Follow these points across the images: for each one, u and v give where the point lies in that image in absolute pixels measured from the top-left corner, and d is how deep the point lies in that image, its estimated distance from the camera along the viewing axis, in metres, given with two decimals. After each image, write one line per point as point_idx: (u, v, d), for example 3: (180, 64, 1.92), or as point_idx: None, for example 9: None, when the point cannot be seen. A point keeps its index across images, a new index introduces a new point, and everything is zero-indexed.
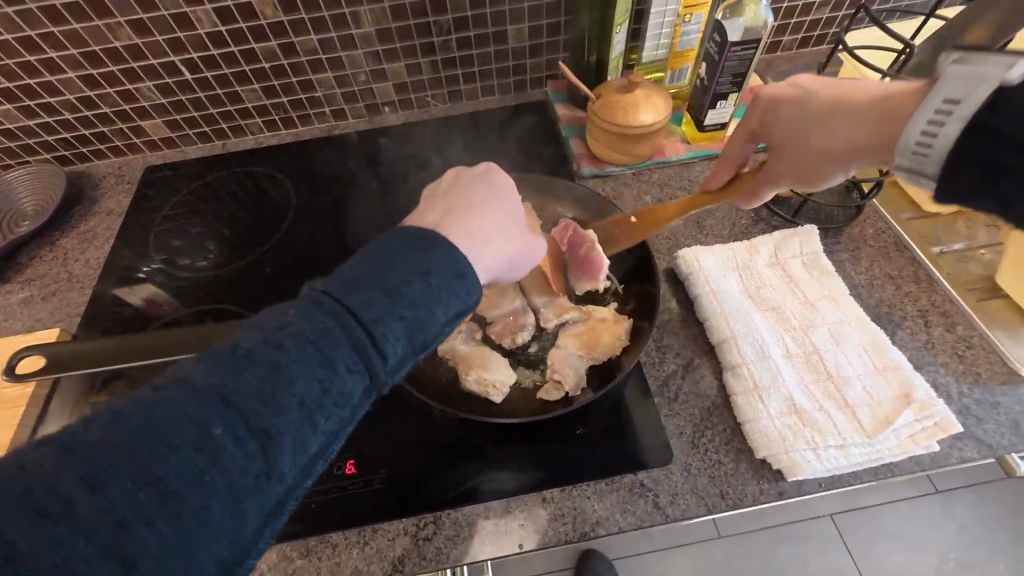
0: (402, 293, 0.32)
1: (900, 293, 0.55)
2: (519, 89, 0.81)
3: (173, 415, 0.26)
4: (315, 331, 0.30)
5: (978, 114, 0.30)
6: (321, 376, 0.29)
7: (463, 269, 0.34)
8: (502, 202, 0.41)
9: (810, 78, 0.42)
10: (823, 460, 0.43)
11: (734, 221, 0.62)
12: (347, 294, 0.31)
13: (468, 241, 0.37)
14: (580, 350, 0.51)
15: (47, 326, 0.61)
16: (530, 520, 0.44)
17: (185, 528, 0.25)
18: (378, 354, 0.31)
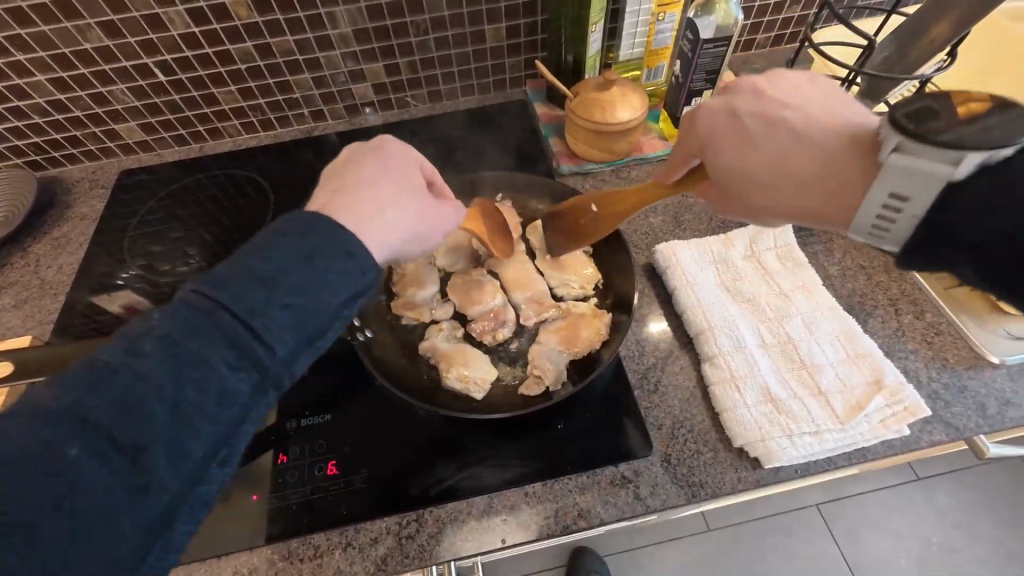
0: (280, 283, 0.32)
1: (871, 283, 0.56)
2: (499, 88, 0.81)
3: (22, 442, 0.26)
4: (184, 332, 0.30)
5: (929, 211, 0.33)
6: (194, 378, 0.29)
7: (350, 247, 0.34)
8: (393, 173, 0.42)
9: (762, 110, 0.40)
10: (798, 447, 0.44)
11: (711, 216, 0.63)
12: (216, 289, 0.31)
13: (359, 216, 0.38)
14: (559, 344, 0.53)
15: (20, 334, 0.59)
16: (513, 515, 0.44)
17: (60, 546, 0.26)
18: (260, 345, 0.31)
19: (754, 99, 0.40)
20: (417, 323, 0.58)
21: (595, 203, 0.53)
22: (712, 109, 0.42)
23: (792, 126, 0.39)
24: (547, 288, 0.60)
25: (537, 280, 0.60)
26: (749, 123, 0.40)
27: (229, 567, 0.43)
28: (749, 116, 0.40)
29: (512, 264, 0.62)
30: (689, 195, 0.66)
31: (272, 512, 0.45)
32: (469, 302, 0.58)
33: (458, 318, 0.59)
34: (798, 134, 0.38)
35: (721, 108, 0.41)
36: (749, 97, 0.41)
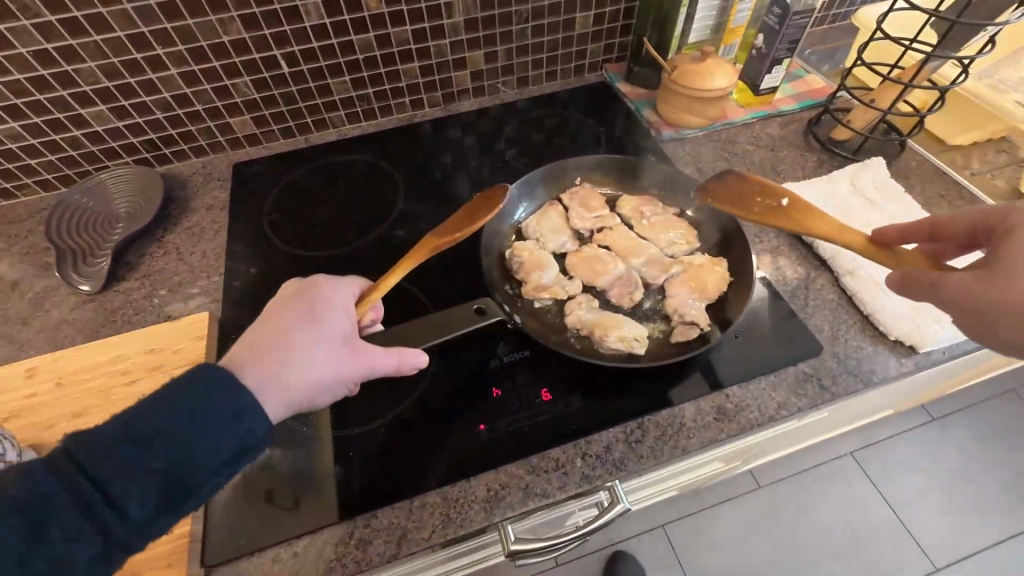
0: (170, 437, 0.34)
1: (953, 207, 0.66)
2: (579, 73, 0.88)
3: None
4: (47, 498, 0.32)
5: None
6: (46, 542, 0.31)
7: (240, 410, 0.36)
8: (333, 314, 0.43)
9: None
10: (947, 331, 0.52)
11: (803, 165, 0.73)
12: (78, 451, 0.33)
13: (268, 361, 0.39)
14: (693, 294, 0.56)
15: (186, 313, 0.61)
16: (722, 414, 0.50)
17: None
18: (117, 513, 0.33)
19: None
20: (551, 300, 0.58)
21: (791, 198, 0.50)
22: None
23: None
24: (657, 250, 0.61)
25: (645, 245, 0.61)
26: None
27: (481, 485, 0.46)
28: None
29: (618, 235, 0.62)
30: (779, 150, 0.75)
31: (504, 435, 0.49)
32: (594, 275, 0.59)
33: (587, 291, 0.59)
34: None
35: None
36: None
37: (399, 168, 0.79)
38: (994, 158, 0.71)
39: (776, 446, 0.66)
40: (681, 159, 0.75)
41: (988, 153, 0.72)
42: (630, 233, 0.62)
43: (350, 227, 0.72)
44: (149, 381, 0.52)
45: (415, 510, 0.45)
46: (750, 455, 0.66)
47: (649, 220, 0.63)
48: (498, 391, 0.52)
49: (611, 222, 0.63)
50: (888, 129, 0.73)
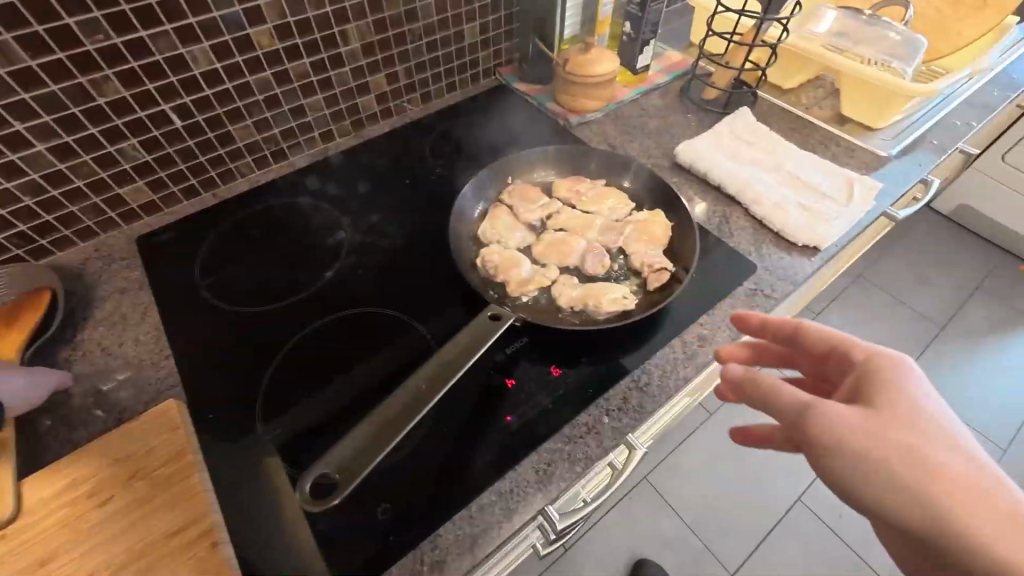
0: None
1: (803, 136, 0.83)
2: (475, 80, 0.93)
3: None
4: None
5: None
6: None
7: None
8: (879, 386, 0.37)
9: (861, 440, 0.34)
10: (835, 229, 0.66)
11: (689, 125, 0.85)
12: None
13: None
14: (650, 245, 0.63)
15: (140, 410, 0.53)
16: (704, 340, 0.57)
17: None
18: None
19: (855, 433, 0.34)
20: (538, 290, 0.60)
21: None
22: (905, 390, 0.36)
23: (899, 499, 0.33)
24: (604, 218, 0.67)
25: (594, 217, 0.66)
26: (925, 486, 0.32)
27: (528, 469, 0.48)
28: (848, 438, 0.34)
29: (568, 215, 0.67)
30: (667, 116, 0.87)
31: (534, 418, 0.51)
32: (565, 255, 0.62)
33: (564, 272, 0.62)
34: (891, 508, 0.33)
35: (940, 438, 0.34)
36: (924, 402, 0.36)
37: (330, 202, 0.76)
38: (817, 93, 0.90)
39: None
40: (593, 141, 0.84)
41: (813, 91, 0.91)
42: (577, 212, 0.67)
43: (296, 269, 0.67)
44: (125, 493, 0.45)
45: (476, 513, 0.46)
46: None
47: (586, 196, 0.69)
48: (516, 382, 0.53)
49: (556, 207, 0.68)
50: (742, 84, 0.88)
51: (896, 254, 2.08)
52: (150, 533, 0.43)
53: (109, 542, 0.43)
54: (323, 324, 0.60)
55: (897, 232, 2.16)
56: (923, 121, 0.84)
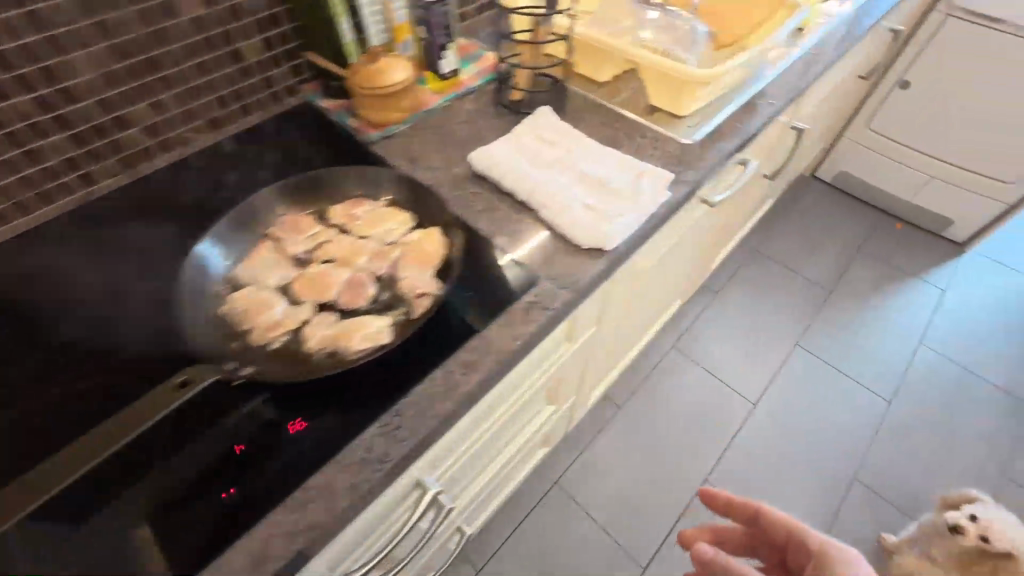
0: None
1: (612, 128, 0.81)
2: (277, 100, 0.86)
3: None
4: None
5: None
6: None
7: None
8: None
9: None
10: (619, 227, 0.63)
11: (498, 128, 0.81)
12: None
13: None
14: (419, 268, 0.58)
15: None
16: (468, 366, 0.53)
17: None
18: None
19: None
20: (287, 334, 0.54)
21: None
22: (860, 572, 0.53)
23: None
24: (377, 241, 0.61)
25: (364, 243, 0.61)
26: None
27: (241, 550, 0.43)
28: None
29: (338, 244, 0.61)
30: (477, 120, 0.83)
31: (258, 488, 0.45)
32: (324, 291, 0.57)
33: (324, 309, 0.56)
34: None
35: None
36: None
37: (88, 255, 0.68)
38: (631, 83, 0.89)
39: (547, 364, 0.74)
40: (396, 152, 0.78)
41: (626, 81, 0.89)
42: (350, 238, 0.62)
43: (27, 340, 0.59)
44: None
45: None
46: (523, 385, 0.73)
47: (361, 220, 0.64)
48: (246, 447, 0.47)
49: (327, 235, 0.62)
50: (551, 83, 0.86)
51: (786, 225, 2.17)
52: None
53: None
54: (40, 408, 0.52)
55: (787, 204, 2.25)
56: (728, 108, 0.85)
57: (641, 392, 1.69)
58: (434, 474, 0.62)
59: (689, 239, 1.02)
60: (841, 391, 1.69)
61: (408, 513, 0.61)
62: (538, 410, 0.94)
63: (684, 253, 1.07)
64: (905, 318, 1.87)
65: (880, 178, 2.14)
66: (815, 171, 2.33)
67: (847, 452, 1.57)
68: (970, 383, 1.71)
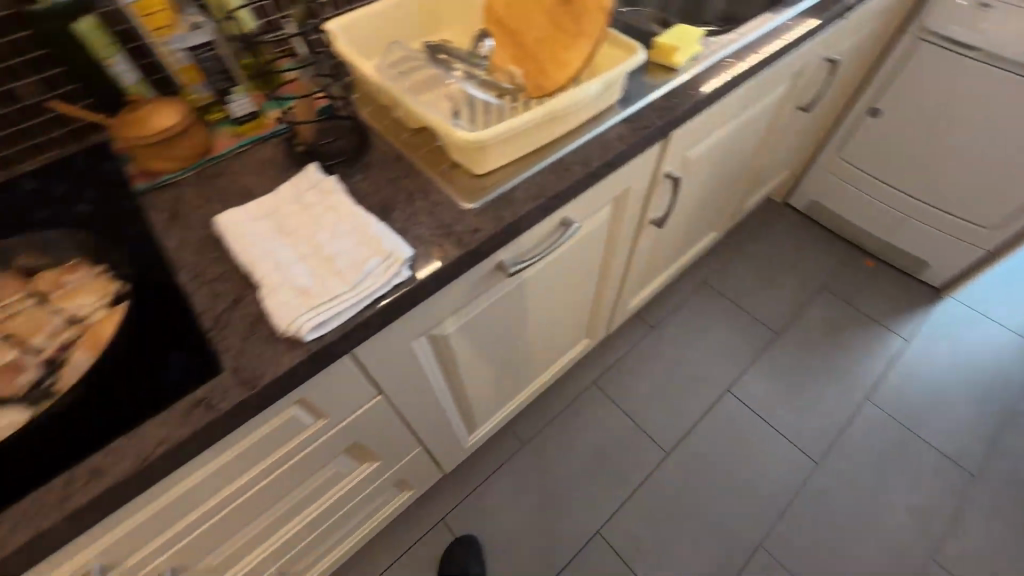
0: None
1: (396, 188, 0.74)
2: (78, 137, 0.83)
3: None
4: None
5: None
6: None
7: None
8: None
9: None
10: (320, 315, 0.57)
11: (278, 181, 0.76)
12: None
13: None
14: (88, 353, 0.55)
15: None
16: (93, 475, 0.49)
17: None
18: None
19: None
20: None
21: None
22: None
23: None
24: (65, 319, 0.59)
25: (52, 318, 0.58)
26: None
27: None
28: None
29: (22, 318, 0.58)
30: (261, 171, 0.78)
31: None
32: None
33: None
34: None
35: None
36: None
37: None
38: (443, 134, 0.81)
39: (298, 442, 0.70)
40: (160, 204, 0.74)
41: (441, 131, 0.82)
42: (42, 312, 0.59)
43: None
44: None
45: None
46: (262, 463, 0.68)
47: (64, 291, 0.61)
48: None
49: (20, 307, 0.60)
50: (342, 139, 0.78)
51: (744, 256, 2.02)
52: None
53: None
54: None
55: (750, 232, 2.09)
56: (539, 167, 0.77)
57: (551, 429, 1.62)
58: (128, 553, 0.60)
59: (531, 296, 0.95)
60: (766, 445, 1.57)
61: None
62: (347, 469, 0.90)
63: (534, 307, 0.99)
64: (856, 368, 1.71)
65: (851, 212, 1.96)
66: (787, 198, 2.16)
67: (757, 515, 1.46)
68: (914, 446, 1.55)
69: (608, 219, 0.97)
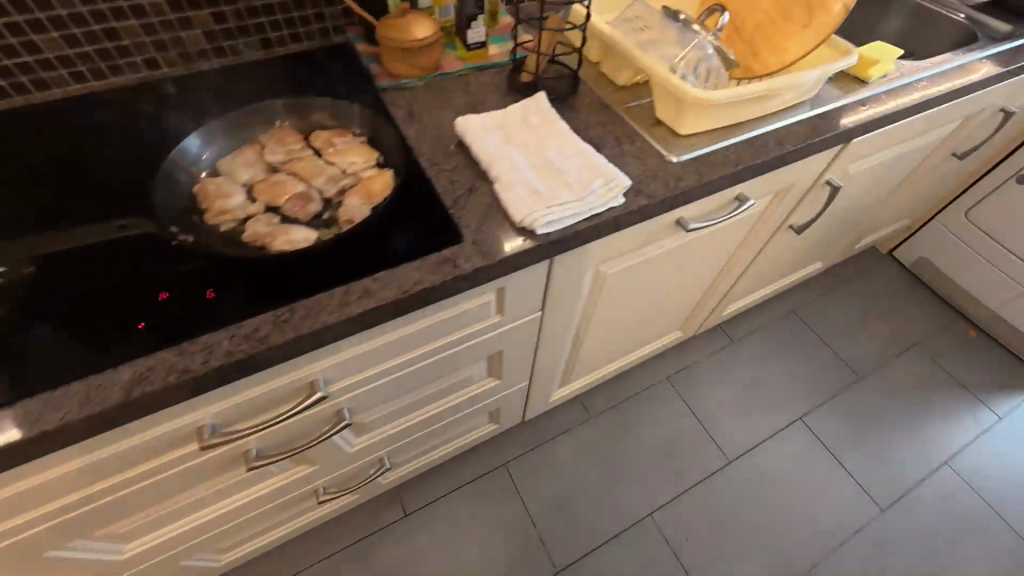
0: None
1: (604, 131, 0.82)
2: (324, 35, 0.95)
3: None
4: None
5: None
6: None
7: None
8: None
9: None
10: (552, 215, 0.66)
11: (498, 105, 0.86)
12: None
13: None
14: (359, 199, 0.65)
15: None
16: (366, 293, 0.59)
17: None
18: None
19: None
20: (233, 223, 0.63)
21: None
22: None
23: None
24: (337, 170, 0.69)
25: (326, 168, 0.68)
26: None
27: (126, 370, 0.51)
28: None
29: (305, 163, 0.69)
30: (483, 94, 0.88)
31: (163, 329, 0.54)
32: (275, 196, 0.65)
33: (271, 211, 0.64)
34: None
35: None
36: None
37: (129, 121, 0.81)
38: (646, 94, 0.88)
39: (476, 329, 0.78)
40: (398, 102, 0.85)
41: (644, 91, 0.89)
42: (317, 161, 0.69)
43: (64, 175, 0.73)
44: None
45: (60, 394, 0.49)
46: (446, 339, 0.76)
47: (335, 148, 0.71)
48: (165, 295, 0.57)
49: (300, 154, 0.70)
50: (561, 78, 0.88)
51: (837, 296, 2.00)
52: None
53: None
54: (47, 225, 0.65)
55: (847, 274, 2.06)
56: (735, 139, 0.83)
57: (618, 411, 1.67)
58: (340, 378, 0.69)
59: (676, 264, 1.01)
60: (830, 480, 1.57)
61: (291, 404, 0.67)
62: (477, 377, 0.99)
63: (670, 277, 1.05)
64: (937, 429, 1.68)
65: (962, 277, 1.90)
66: (893, 249, 2.12)
67: (813, 541, 1.47)
68: (984, 519, 1.52)
69: (763, 209, 1.01)
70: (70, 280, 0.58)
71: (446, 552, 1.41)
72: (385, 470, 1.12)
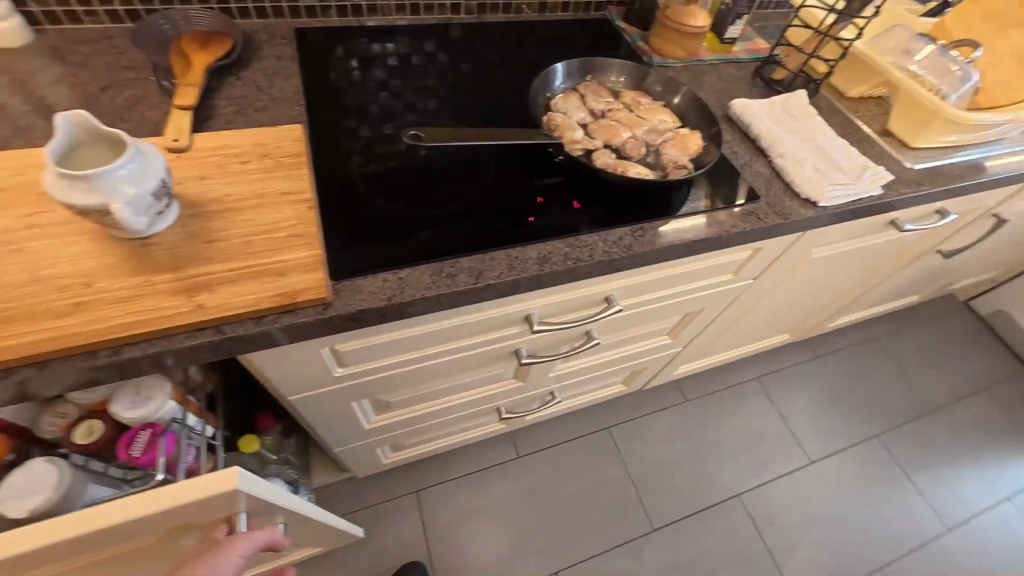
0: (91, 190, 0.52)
1: (844, 133, 0.94)
2: (587, 9, 1.09)
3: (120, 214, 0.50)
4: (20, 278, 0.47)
5: None
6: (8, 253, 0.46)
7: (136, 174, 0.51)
8: None
9: None
10: (834, 192, 0.78)
11: (749, 94, 0.98)
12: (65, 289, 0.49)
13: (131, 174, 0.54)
14: (679, 150, 0.77)
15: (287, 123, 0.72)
16: (696, 227, 0.72)
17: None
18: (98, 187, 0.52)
19: None
20: (582, 151, 0.75)
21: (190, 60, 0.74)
22: None
23: None
24: (652, 124, 0.81)
25: (643, 121, 0.81)
26: None
27: (534, 250, 0.64)
28: None
29: (624, 114, 0.81)
30: (733, 82, 1.00)
31: (547, 224, 0.67)
32: (611, 136, 0.77)
33: (607, 148, 0.77)
34: None
35: None
36: None
37: (442, 55, 0.94)
38: (873, 108, 1.00)
39: (714, 282, 0.91)
40: None
41: (871, 105, 1.01)
42: (633, 114, 0.82)
43: (406, 91, 0.86)
44: (261, 162, 0.64)
45: (489, 259, 0.63)
46: (692, 286, 0.89)
47: (644, 106, 0.83)
48: (542, 200, 0.70)
49: (618, 106, 0.83)
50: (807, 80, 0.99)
51: (915, 332, 2.12)
52: (275, 187, 0.61)
53: (245, 183, 0.61)
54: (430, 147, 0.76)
55: (925, 314, 2.19)
56: (953, 159, 0.95)
57: (710, 399, 1.79)
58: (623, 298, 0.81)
59: (851, 264, 1.13)
60: (902, 494, 1.69)
61: (584, 312, 0.80)
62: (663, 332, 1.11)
63: (838, 275, 1.17)
64: (1001, 467, 1.80)
65: None
66: (970, 298, 2.23)
67: (884, 544, 1.58)
68: None
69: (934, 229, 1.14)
70: (460, 178, 0.72)
71: (553, 495, 1.54)
72: (547, 403, 1.24)
